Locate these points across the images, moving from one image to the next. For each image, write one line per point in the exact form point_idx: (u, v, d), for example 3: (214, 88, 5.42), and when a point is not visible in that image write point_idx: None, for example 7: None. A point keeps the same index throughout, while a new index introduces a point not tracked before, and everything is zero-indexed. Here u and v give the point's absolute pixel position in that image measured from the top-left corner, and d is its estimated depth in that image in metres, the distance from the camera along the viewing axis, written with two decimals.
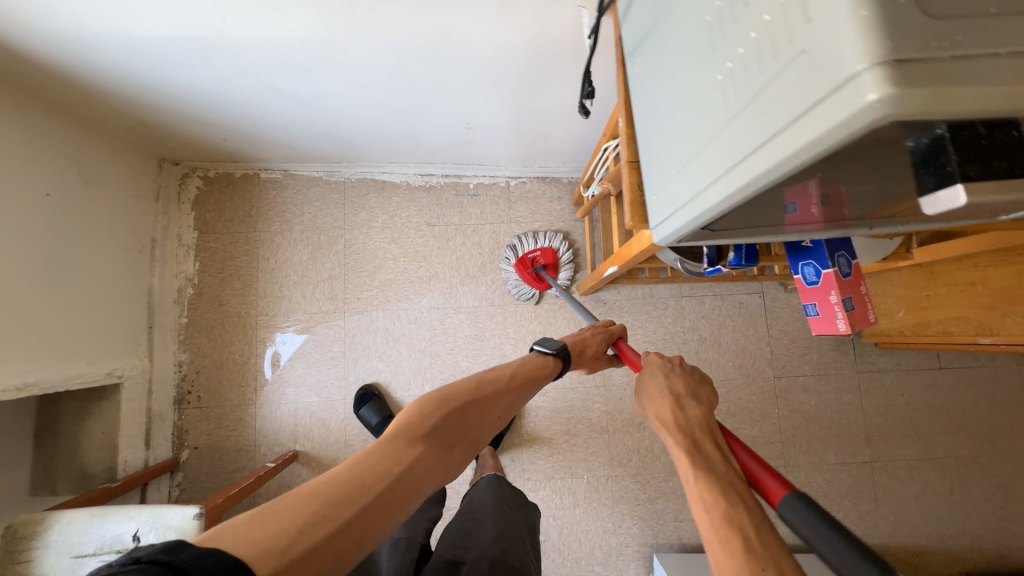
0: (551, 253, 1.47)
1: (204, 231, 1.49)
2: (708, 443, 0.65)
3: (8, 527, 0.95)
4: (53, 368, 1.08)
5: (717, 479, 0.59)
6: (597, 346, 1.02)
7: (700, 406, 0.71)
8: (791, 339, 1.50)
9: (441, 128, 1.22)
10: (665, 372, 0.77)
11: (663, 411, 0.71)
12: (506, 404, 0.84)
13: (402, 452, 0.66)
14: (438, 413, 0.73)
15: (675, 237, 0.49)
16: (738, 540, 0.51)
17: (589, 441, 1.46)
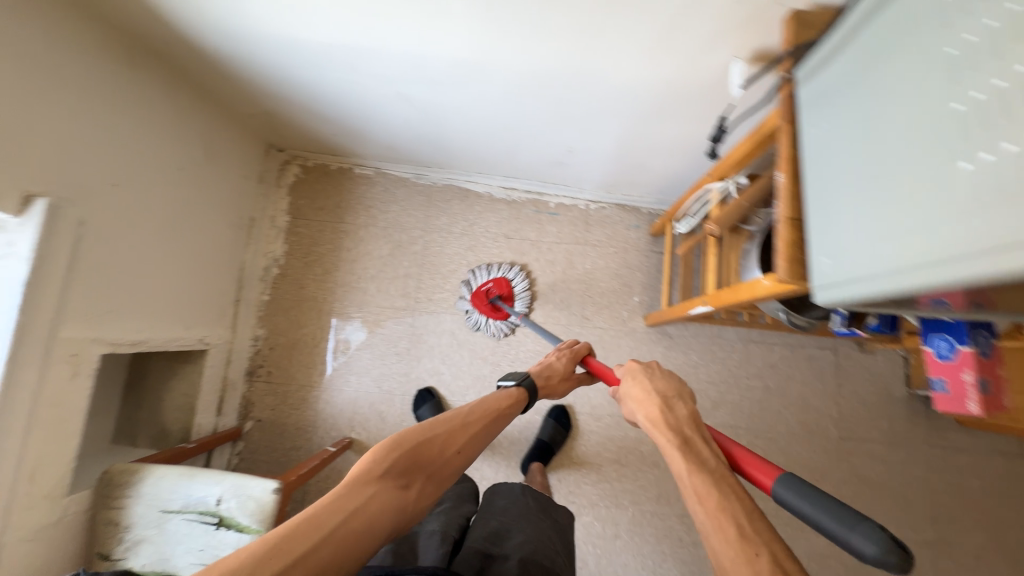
0: (504, 282, 1.50)
1: (295, 216, 1.57)
2: (698, 440, 0.67)
3: (103, 473, 1.00)
4: (159, 329, 1.16)
5: (710, 473, 0.61)
6: (563, 369, 1.07)
7: (686, 403, 0.73)
8: (861, 402, 1.45)
9: (544, 148, 1.26)
10: (645, 377, 0.78)
11: (650, 413, 0.72)
12: (467, 440, 0.86)
13: (352, 495, 0.69)
14: (391, 455, 0.76)
15: (846, 302, 0.52)
16: (731, 528, 0.54)
17: (638, 473, 1.44)
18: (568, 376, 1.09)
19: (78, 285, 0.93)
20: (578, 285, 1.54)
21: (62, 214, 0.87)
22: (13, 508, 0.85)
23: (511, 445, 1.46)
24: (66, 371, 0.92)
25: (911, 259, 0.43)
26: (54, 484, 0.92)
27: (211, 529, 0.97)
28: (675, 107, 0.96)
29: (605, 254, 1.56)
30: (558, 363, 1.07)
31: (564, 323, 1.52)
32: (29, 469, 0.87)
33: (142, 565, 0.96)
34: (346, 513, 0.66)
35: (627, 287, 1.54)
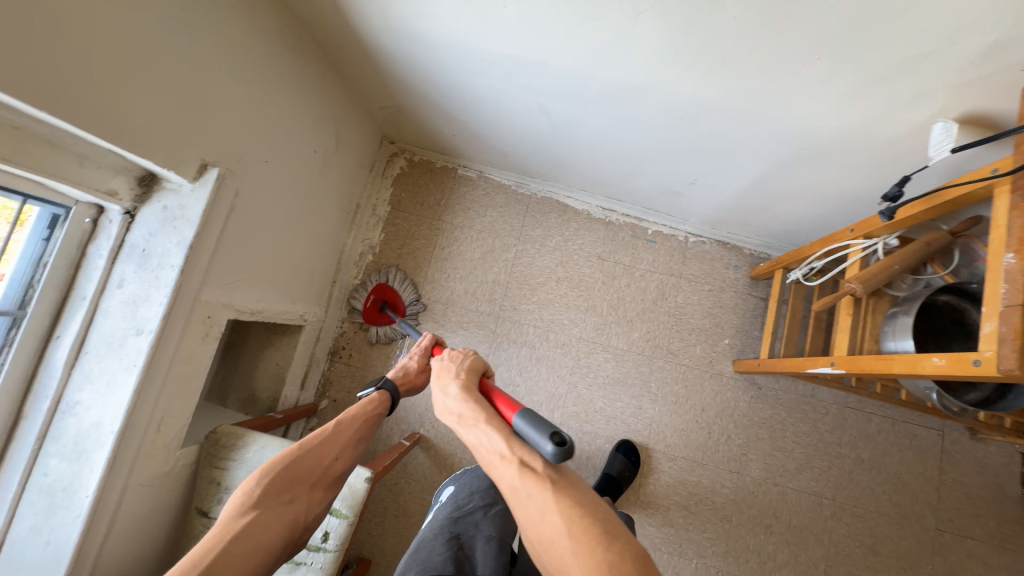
0: (388, 290, 1.52)
1: (396, 208, 1.61)
2: (468, 403, 0.78)
3: (212, 432, 1.05)
4: (273, 301, 1.20)
5: (478, 424, 0.73)
6: (420, 365, 1.06)
7: (461, 379, 0.84)
8: (966, 494, 1.33)
9: (666, 176, 1.23)
10: (447, 363, 0.89)
11: (438, 395, 0.83)
12: (345, 446, 0.88)
13: (227, 525, 0.70)
14: (264, 480, 0.77)
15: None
16: (496, 457, 0.69)
17: (707, 524, 1.37)
18: (426, 368, 1.09)
19: (222, 253, 0.97)
20: (667, 318, 1.49)
21: (225, 185, 0.92)
22: (141, 454, 0.89)
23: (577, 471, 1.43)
24: (199, 332, 0.97)
25: None
26: (173, 436, 0.97)
27: None
28: (840, 157, 0.91)
29: (700, 290, 1.50)
30: (412, 362, 1.06)
31: (648, 354, 1.48)
32: (158, 420, 0.92)
33: None
34: (222, 545, 0.66)
35: (719, 328, 1.48)
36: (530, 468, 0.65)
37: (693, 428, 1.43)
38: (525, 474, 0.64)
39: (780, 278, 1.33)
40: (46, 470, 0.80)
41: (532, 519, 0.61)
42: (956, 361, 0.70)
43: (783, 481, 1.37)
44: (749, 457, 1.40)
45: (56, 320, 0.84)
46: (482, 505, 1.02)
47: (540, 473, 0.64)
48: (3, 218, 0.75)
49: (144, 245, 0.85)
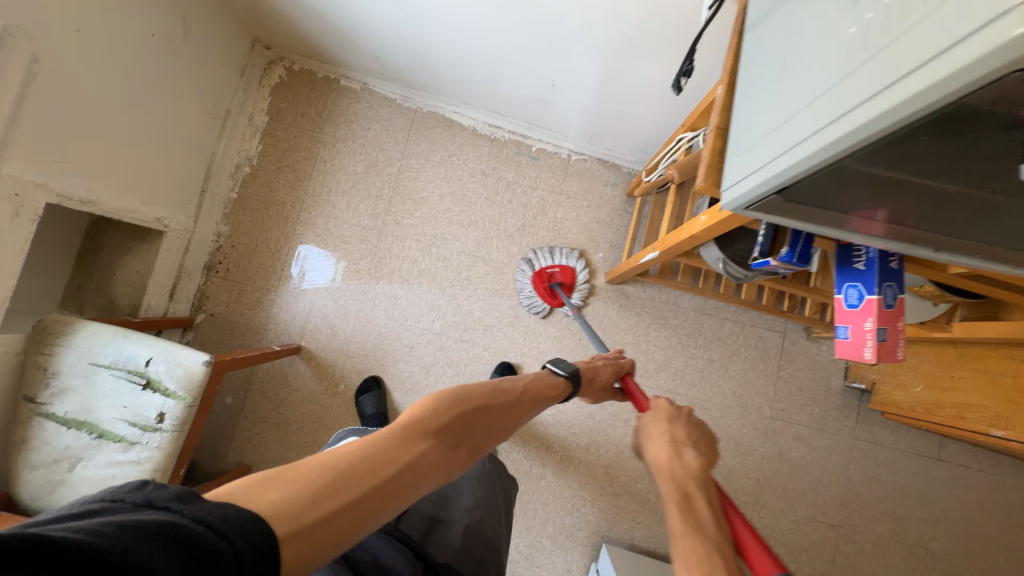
0: (569, 271, 1.48)
1: (275, 118, 1.55)
2: (700, 502, 0.66)
3: (37, 321, 1.01)
4: (113, 194, 1.14)
5: (706, 541, 0.60)
6: (607, 377, 1.07)
7: (700, 452, 0.75)
8: (798, 386, 1.49)
9: (528, 79, 1.25)
10: (670, 419, 0.82)
11: (660, 455, 0.75)
12: (513, 414, 0.84)
13: (411, 445, 0.65)
14: (450, 411, 0.72)
15: (749, 201, 0.51)
16: None
17: (573, 421, 1.50)
18: (607, 387, 1.08)
19: (24, 126, 0.91)
20: (547, 233, 1.54)
21: (12, 45, 0.85)
22: None
23: (455, 377, 1.49)
24: (5, 210, 0.91)
25: (807, 133, 0.41)
26: None
27: (137, 389, 0.99)
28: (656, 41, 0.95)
29: (578, 206, 1.56)
30: (604, 370, 1.07)
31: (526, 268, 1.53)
32: None
33: (67, 412, 0.98)
34: (394, 466, 0.61)
35: (594, 242, 1.55)
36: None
37: (565, 334, 1.51)
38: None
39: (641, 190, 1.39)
40: None
41: None
42: (712, 214, 0.77)
43: (642, 379, 1.49)
44: None
45: None
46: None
47: None
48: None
49: None
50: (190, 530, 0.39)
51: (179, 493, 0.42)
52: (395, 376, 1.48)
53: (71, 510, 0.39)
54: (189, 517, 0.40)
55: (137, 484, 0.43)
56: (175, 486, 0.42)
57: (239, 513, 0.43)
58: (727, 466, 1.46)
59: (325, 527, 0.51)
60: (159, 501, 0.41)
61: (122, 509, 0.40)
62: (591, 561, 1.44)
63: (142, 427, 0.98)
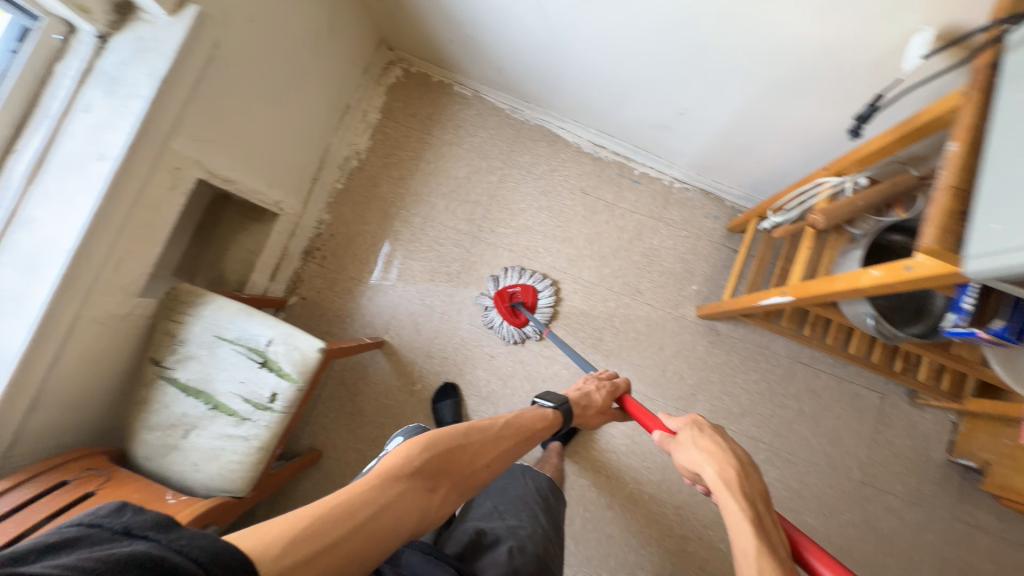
0: (530, 289, 1.46)
1: (386, 116, 1.59)
2: (770, 521, 0.62)
3: (171, 289, 1.06)
4: (248, 176, 1.19)
5: (780, 564, 0.56)
6: (602, 403, 1.10)
7: (750, 464, 0.70)
8: (894, 453, 1.40)
9: (655, 105, 1.24)
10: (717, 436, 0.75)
11: (722, 469, 0.68)
12: (498, 451, 0.85)
13: (386, 488, 0.68)
14: (424, 453, 0.75)
15: (1009, 272, 0.47)
16: None
17: (647, 454, 1.44)
18: (603, 411, 1.12)
19: (196, 105, 0.96)
20: (641, 258, 1.51)
21: (205, 29, 0.90)
22: (98, 287, 0.91)
23: (532, 392, 1.47)
24: (167, 181, 0.96)
25: None
26: (131, 281, 0.98)
27: (255, 366, 1.01)
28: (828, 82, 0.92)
29: (676, 235, 1.52)
30: (598, 397, 1.09)
31: (616, 292, 1.50)
32: (116, 258, 0.92)
33: (188, 379, 1.01)
34: (369, 508, 0.64)
35: (689, 274, 1.50)
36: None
37: (649, 364, 1.46)
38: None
39: (754, 226, 1.34)
40: None
41: None
42: (890, 270, 0.72)
43: (725, 422, 1.42)
44: (697, 397, 1.44)
45: (18, 134, 0.82)
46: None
47: None
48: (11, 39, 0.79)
49: (115, 72, 0.84)
50: (162, 559, 0.44)
51: (156, 522, 0.48)
52: (472, 382, 1.48)
53: (51, 539, 0.46)
54: (168, 547, 0.46)
55: (113, 508, 0.49)
56: (151, 515, 0.48)
57: (214, 541, 0.47)
58: (809, 528, 1.37)
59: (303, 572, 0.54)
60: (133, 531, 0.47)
61: (101, 537, 0.46)
62: None
63: (255, 404, 1.00)
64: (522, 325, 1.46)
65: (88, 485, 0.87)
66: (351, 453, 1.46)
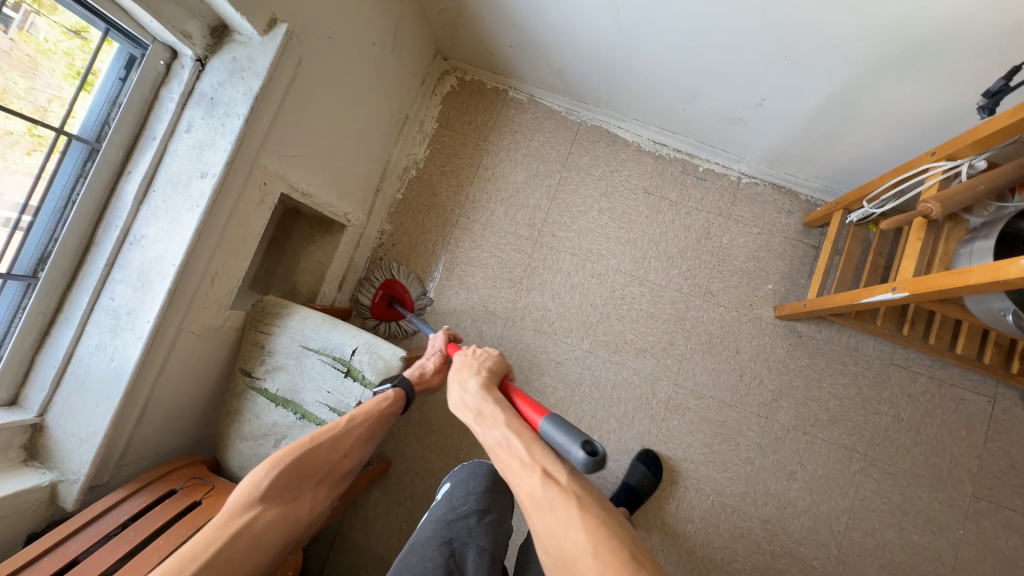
0: (393, 283, 1.49)
1: (443, 125, 1.60)
2: (489, 403, 0.79)
3: (257, 302, 1.09)
4: (323, 189, 1.22)
5: (505, 425, 0.74)
6: (435, 364, 1.08)
7: (481, 375, 0.87)
8: (1010, 464, 1.26)
9: (730, 96, 1.19)
10: (467, 360, 0.94)
11: (458, 389, 0.86)
12: (354, 443, 0.88)
13: (233, 522, 0.70)
14: (270, 472, 0.76)
15: None
16: (516, 464, 0.68)
17: (728, 464, 1.35)
18: (443, 368, 1.09)
19: (281, 122, 0.99)
20: (710, 258, 1.45)
21: (291, 48, 0.92)
22: (196, 300, 0.94)
23: (601, 399, 1.42)
24: (255, 197, 0.99)
25: None
26: (224, 294, 1.01)
27: (340, 376, 1.02)
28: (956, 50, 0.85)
29: (747, 232, 1.45)
30: (428, 363, 1.08)
31: (685, 293, 1.44)
32: (212, 272, 0.96)
33: (277, 389, 1.03)
34: (221, 545, 0.66)
35: (763, 272, 1.43)
36: (552, 477, 0.64)
37: (724, 369, 1.39)
38: (543, 479, 0.64)
39: (838, 220, 1.26)
40: (112, 295, 0.85)
41: (544, 524, 0.61)
42: None
43: (813, 430, 1.34)
44: (780, 403, 1.36)
45: (129, 156, 0.86)
46: (478, 509, 0.98)
47: (564, 486, 0.63)
48: (81, 80, 0.78)
49: (212, 93, 0.87)
50: None
51: None
52: (538, 390, 1.44)
53: None
54: None
55: None
56: None
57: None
58: (914, 544, 1.26)
59: None
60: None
61: None
62: None
63: (341, 413, 1.01)
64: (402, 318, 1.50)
65: (194, 494, 0.89)
66: (419, 461, 1.46)
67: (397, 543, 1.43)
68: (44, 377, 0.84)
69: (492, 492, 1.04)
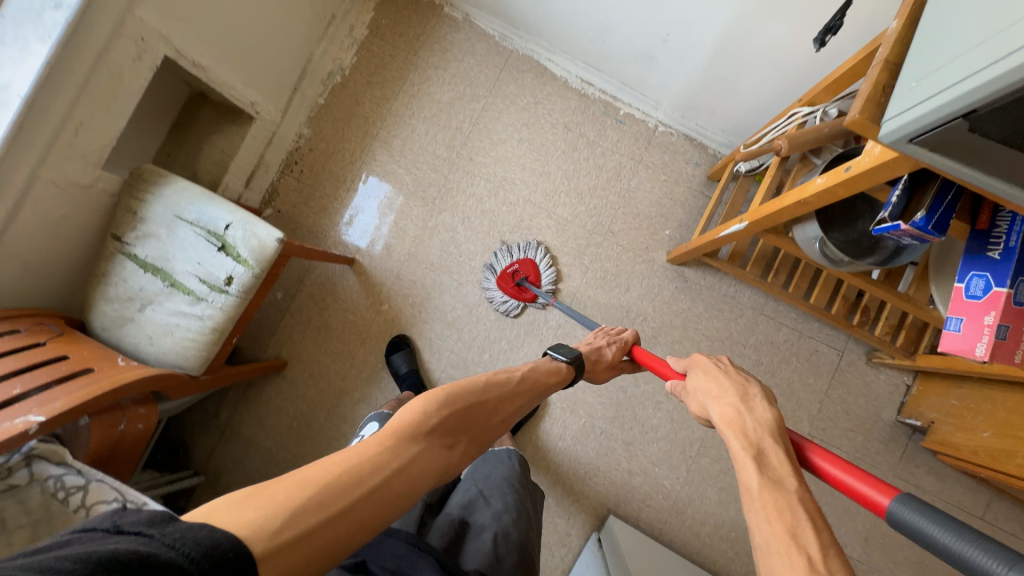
0: (531, 263, 1.46)
1: (374, 33, 1.56)
2: (779, 449, 0.60)
3: (133, 169, 1.07)
4: (221, 66, 1.18)
5: (793, 489, 0.54)
6: (612, 358, 1.10)
7: (767, 396, 0.68)
8: (845, 409, 1.42)
9: (642, 30, 1.22)
10: (722, 373, 0.76)
11: (727, 408, 0.68)
12: (513, 411, 0.86)
13: (404, 447, 0.67)
14: (442, 411, 0.73)
15: (917, 128, 0.47)
16: (802, 562, 0.47)
17: (602, 391, 1.45)
18: (613, 366, 1.12)
19: None
20: (617, 199, 1.50)
21: None
22: (55, 148, 0.91)
23: (496, 322, 1.48)
24: (130, 51, 0.96)
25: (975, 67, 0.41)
26: (93, 151, 0.99)
27: (213, 250, 1.03)
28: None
29: (655, 178, 1.50)
30: (608, 352, 1.10)
31: (588, 231, 1.50)
32: (75, 122, 0.93)
33: (146, 256, 1.03)
34: (387, 472, 0.63)
35: (663, 218, 1.50)
36: None
37: (613, 304, 1.47)
38: None
39: (729, 170, 1.33)
40: None
41: None
42: (832, 175, 0.72)
43: None
44: (658, 339, 1.45)
45: None
46: None
47: None
48: None
49: None
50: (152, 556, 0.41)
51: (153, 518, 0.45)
52: (438, 308, 1.50)
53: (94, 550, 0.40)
54: (163, 543, 0.42)
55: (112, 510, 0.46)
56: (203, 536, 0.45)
57: (213, 534, 0.46)
58: None
59: (297, 548, 0.51)
60: (126, 527, 0.44)
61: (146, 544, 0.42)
62: (592, 530, 1.40)
63: (211, 285, 1.02)
64: (530, 300, 1.45)
65: (38, 335, 0.90)
66: (314, 364, 1.49)
67: (285, 439, 1.47)
68: None
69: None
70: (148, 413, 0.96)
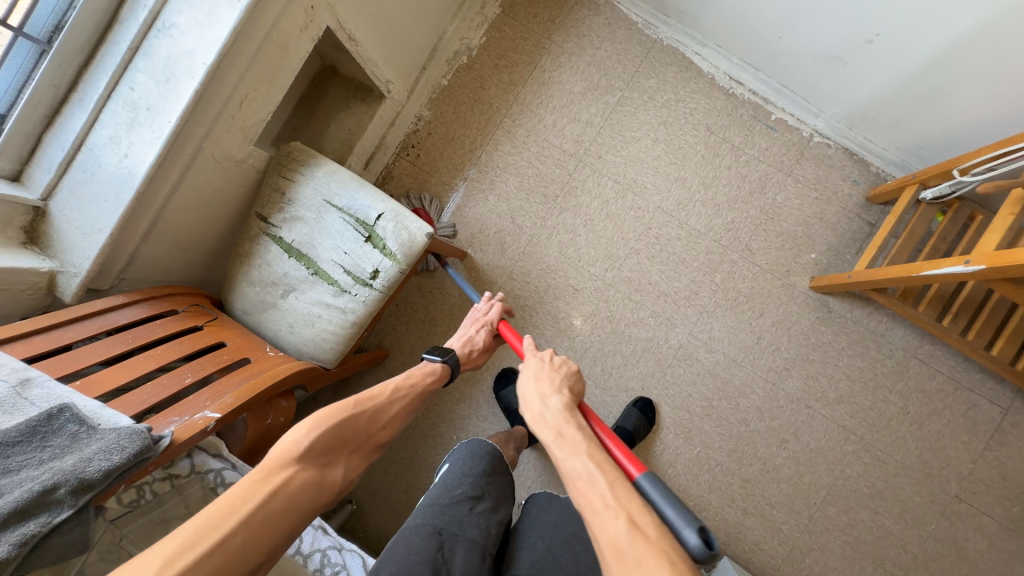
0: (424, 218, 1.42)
1: (506, 11, 1.45)
2: (572, 431, 0.74)
3: (284, 147, 1.01)
4: (369, 40, 1.11)
5: (588, 457, 0.69)
6: (485, 342, 1.05)
7: (563, 394, 0.82)
8: (1001, 474, 1.26)
9: (843, 24, 1.07)
10: (542, 375, 0.86)
11: (535, 408, 0.80)
12: (393, 416, 0.82)
13: (273, 476, 0.63)
14: (313, 433, 0.69)
15: None
16: (597, 502, 0.62)
17: (723, 422, 1.33)
18: (489, 349, 1.07)
19: None
20: (758, 214, 1.36)
21: None
22: (221, 121, 0.86)
23: (609, 334, 1.38)
24: (299, 20, 0.89)
25: None
26: (251, 124, 0.93)
27: (359, 240, 0.96)
28: None
29: (805, 194, 1.35)
30: (478, 338, 1.04)
31: (722, 246, 1.37)
32: (241, 95, 0.87)
33: (293, 240, 0.98)
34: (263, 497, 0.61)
35: (809, 240, 1.35)
36: (641, 529, 0.57)
37: (743, 329, 1.35)
38: (629, 529, 0.57)
39: (910, 196, 1.16)
40: (133, 85, 0.77)
41: None
42: None
43: (816, 405, 1.31)
44: (791, 372, 1.32)
45: None
46: (471, 496, 0.83)
47: (653, 541, 0.56)
48: None
49: None
50: None
51: None
52: (550, 313, 1.41)
53: None
54: None
55: None
56: None
57: None
58: (884, 529, 1.27)
59: None
60: None
61: None
62: None
63: (355, 277, 0.96)
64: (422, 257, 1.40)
65: (196, 319, 0.86)
66: (415, 359, 1.44)
67: None
68: (51, 159, 0.79)
69: (488, 477, 0.88)
70: (291, 406, 0.90)
